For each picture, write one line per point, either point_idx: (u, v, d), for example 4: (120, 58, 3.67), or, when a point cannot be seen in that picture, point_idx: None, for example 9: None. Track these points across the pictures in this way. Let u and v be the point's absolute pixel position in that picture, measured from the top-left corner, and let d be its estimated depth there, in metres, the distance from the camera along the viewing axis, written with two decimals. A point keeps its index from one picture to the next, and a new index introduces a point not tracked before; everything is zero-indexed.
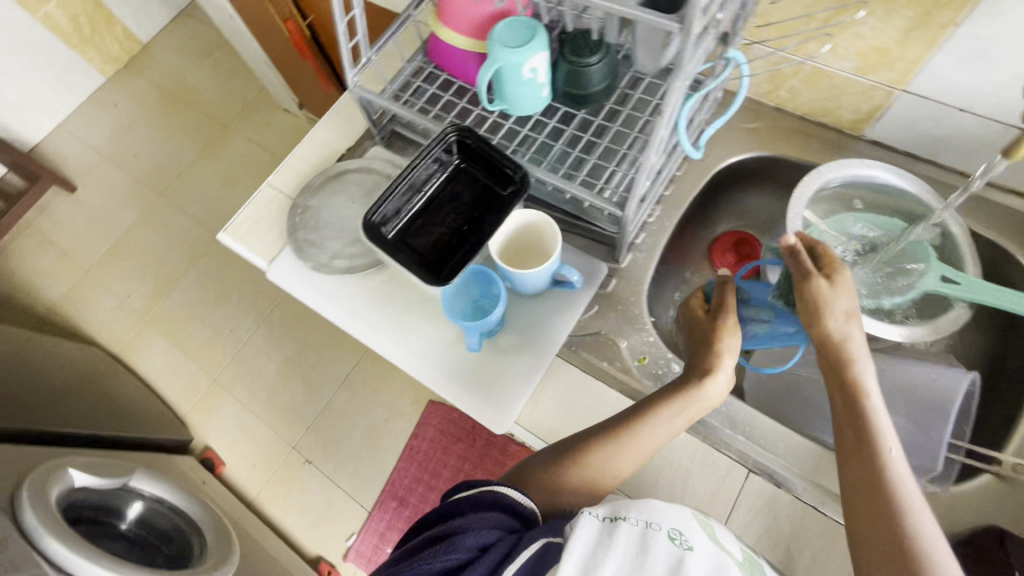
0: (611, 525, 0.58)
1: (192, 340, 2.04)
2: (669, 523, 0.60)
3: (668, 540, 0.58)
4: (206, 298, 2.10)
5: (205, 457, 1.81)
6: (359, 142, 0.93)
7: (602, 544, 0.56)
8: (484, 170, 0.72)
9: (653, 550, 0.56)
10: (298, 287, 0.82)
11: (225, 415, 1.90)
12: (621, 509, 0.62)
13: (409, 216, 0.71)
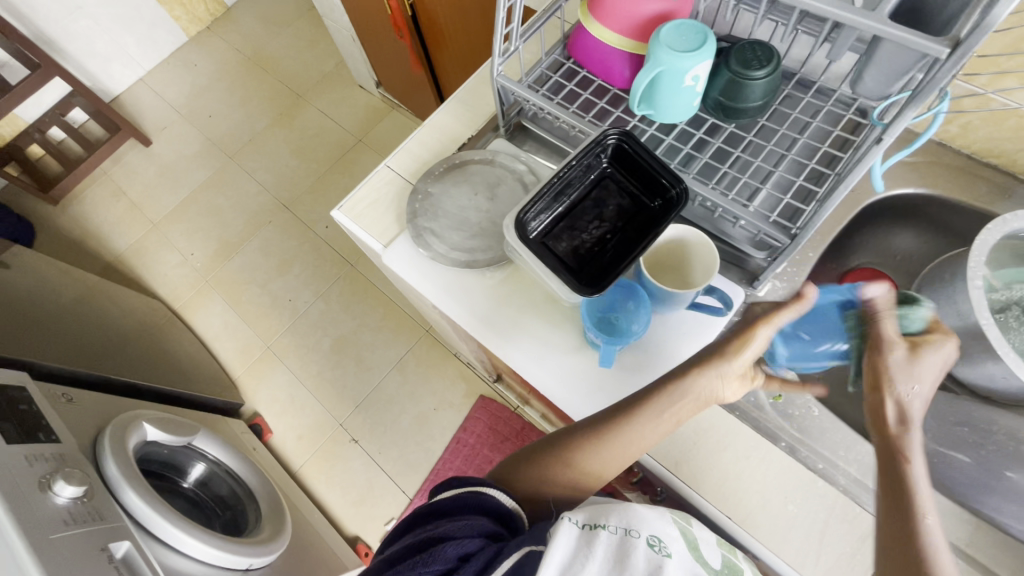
0: (591, 531, 0.53)
1: (250, 305, 2.06)
2: (647, 529, 0.56)
3: (647, 546, 0.53)
4: (267, 265, 2.12)
5: (253, 423, 1.83)
6: (482, 133, 0.90)
7: (582, 553, 0.50)
8: (634, 179, 0.68)
9: (634, 560, 0.51)
10: (413, 273, 0.80)
11: (275, 383, 1.92)
12: (599, 515, 0.56)
13: (552, 217, 0.68)
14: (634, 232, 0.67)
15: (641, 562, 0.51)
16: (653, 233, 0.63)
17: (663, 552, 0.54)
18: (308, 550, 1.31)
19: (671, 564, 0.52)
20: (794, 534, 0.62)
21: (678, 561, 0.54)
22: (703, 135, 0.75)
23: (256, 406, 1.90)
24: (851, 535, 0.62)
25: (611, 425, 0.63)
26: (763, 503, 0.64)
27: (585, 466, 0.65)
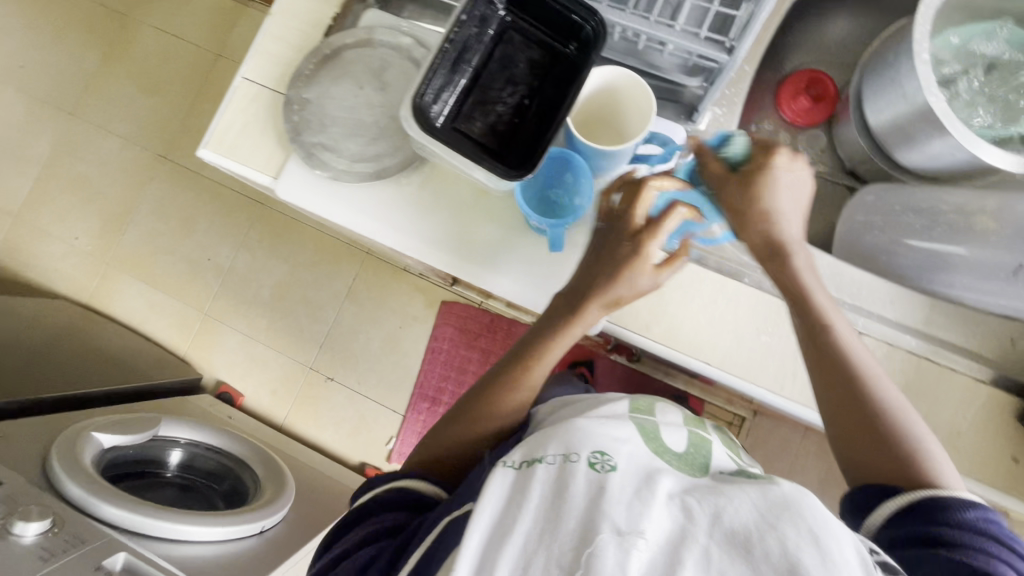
0: (524, 470, 0.49)
1: (167, 275, 1.86)
2: (588, 448, 0.50)
3: (588, 468, 0.47)
4: (168, 228, 1.87)
5: (221, 392, 1.76)
6: (347, 7, 0.73)
7: (513, 497, 0.46)
8: (540, 25, 0.57)
9: (574, 486, 0.45)
10: (316, 200, 0.68)
11: (228, 347, 1.81)
12: (538, 449, 0.52)
13: (457, 94, 0.56)
14: (554, 89, 0.56)
15: (582, 487, 0.45)
16: (578, 83, 0.54)
17: (608, 467, 0.48)
18: (316, 492, 1.33)
19: (618, 478, 0.46)
20: (771, 361, 0.64)
21: (625, 472, 0.48)
22: None
23: (217, 375, 1.81)
24: None
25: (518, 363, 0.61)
26: (736, 341, 0.64)
27: (484, 422, 0.61)
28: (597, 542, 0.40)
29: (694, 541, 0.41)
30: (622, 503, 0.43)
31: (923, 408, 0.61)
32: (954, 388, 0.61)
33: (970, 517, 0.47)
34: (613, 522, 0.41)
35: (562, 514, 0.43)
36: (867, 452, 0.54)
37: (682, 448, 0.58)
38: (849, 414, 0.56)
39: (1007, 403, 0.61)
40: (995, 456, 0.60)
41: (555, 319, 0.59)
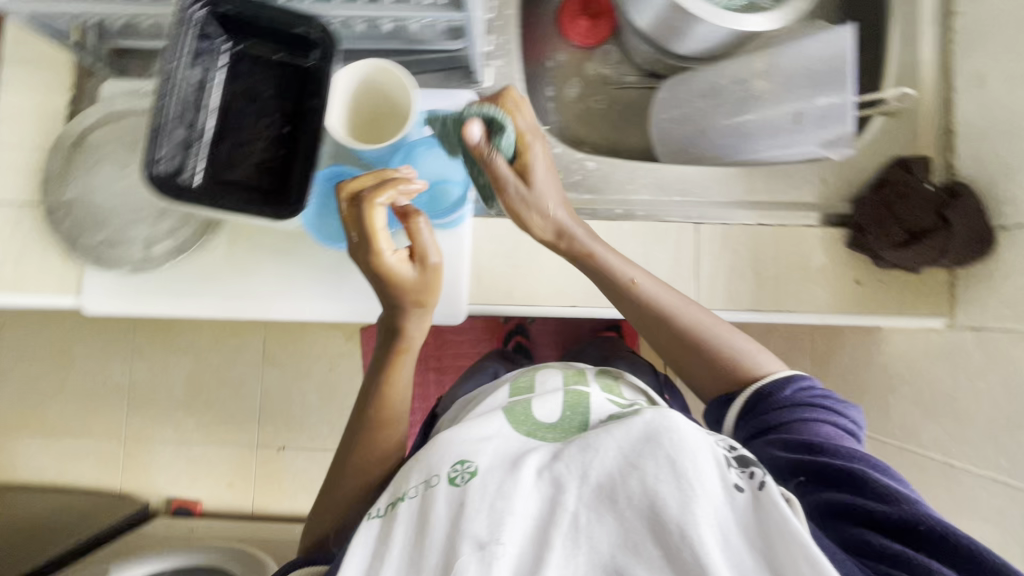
0: (390, 515, 0.48)
1: (61, 421, 1.61)
2: (448, 461, 0.48)
3: (448, 486, 0.46)
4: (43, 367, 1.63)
5: (177, 507, 1.58)
6: (80, 86, 0.67)
7: (381, 549, 0.46)
8: (270, 45, 0.53)
9: (435, 512, 0.45)
10: (127, 299, 0.63)
11: (160, 464, 1.60)
12: (403, 482, 0.50)
13: (207, 147, 0.52)
14: (308, 107, 0.53)
15: (443, 510, 0.45)
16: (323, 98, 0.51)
17: (468, 473, 0.47)
18: None
19: (476, 483, 0.46)
20: None
21: (487, 471, 0.47)
22: None
23: (162, 492, 1.61)
24: (668, 249, 0.65)
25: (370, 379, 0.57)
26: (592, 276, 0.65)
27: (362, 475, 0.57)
28: (457, 566, 0.41)
29: (562, 517, 0.42)
30: (482, 512, 0.43)
31: (771, 270, 0.65)
32: (791, 243, 0.65)
33: (801, 398, 0.53)
34: (474, 536, 0.42)
35: (427, 545, 0.44)
36: (696, 364, 0.58)
37: (556, 416, 0.55)
38: (676, 345, 0.58)
39: (838, 235, 0.64)
40: (844, 285, 0.64)
41: (387, 344, 0.56)
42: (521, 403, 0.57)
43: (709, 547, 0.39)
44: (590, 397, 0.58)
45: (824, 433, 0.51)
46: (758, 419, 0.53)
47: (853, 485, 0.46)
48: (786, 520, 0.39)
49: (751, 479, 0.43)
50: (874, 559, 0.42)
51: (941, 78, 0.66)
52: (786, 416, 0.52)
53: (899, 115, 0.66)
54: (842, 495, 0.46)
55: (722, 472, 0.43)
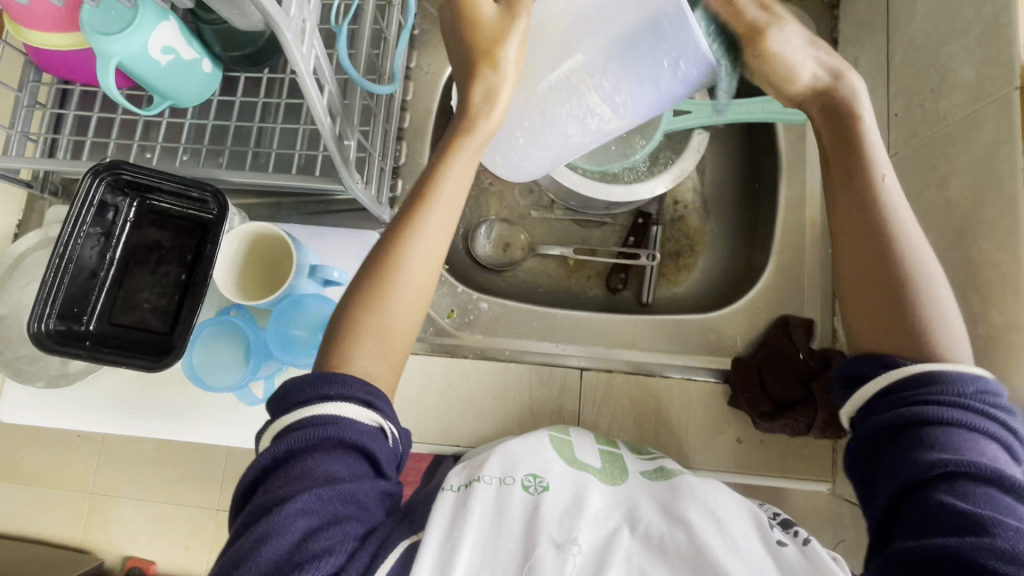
0: (466, 492, 0.51)
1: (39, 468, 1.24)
2: (522, 470, 0.54)
3: (522, 491, 0.52)
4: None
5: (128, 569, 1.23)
6: (30, 209, 0.73)
7: (460, 514, 0.48)
8: (172, 200, 0.59)
9: (511, 508, 0.51)
10: (41, 410, 0.68)
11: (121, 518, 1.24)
12: (474, 469, 0.54)
13: (106, 292, 0.57)
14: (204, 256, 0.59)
15: (520, 510, 0.51)
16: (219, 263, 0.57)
17: (540, 488, 0.53)
18: None
19: (550, 497, 0.52)
20: (510, 422, 0.66)
21: (558, 490, 0.54)
22: (237, 99, 0.66)
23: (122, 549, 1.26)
24: (553, 393, 0.67)
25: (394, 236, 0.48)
26: (479, 414, 0.66)
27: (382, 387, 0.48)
28: (537, 556, 0.46)
29: (618, 549, 0.48)
30: (556, 520, 0.50)
31: (653, 420, 0.65)
32: (676, 395, 0.66)
33: (969, 422, 0.39)
34: (550, 536, 0.48)
35: (504, 532, 0.49)
36: (872, 276, 0.46)
37: (597, 463, 0.59)
38: (877, 278, 0.45)
39: (719, 391, 0.66)
40: (725, 442, 0.64)
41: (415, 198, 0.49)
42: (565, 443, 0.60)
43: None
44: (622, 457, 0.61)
45: (977, 449, 0.38)
46: (885, 413, 0.42)
47: (975, 528, 0.35)
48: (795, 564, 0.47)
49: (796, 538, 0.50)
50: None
51: (823, 243, 0.68)
52: (935, 414, 0.40)
53: (786, 270, 0.69)
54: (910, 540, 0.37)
55: (765, 532, 0.50)
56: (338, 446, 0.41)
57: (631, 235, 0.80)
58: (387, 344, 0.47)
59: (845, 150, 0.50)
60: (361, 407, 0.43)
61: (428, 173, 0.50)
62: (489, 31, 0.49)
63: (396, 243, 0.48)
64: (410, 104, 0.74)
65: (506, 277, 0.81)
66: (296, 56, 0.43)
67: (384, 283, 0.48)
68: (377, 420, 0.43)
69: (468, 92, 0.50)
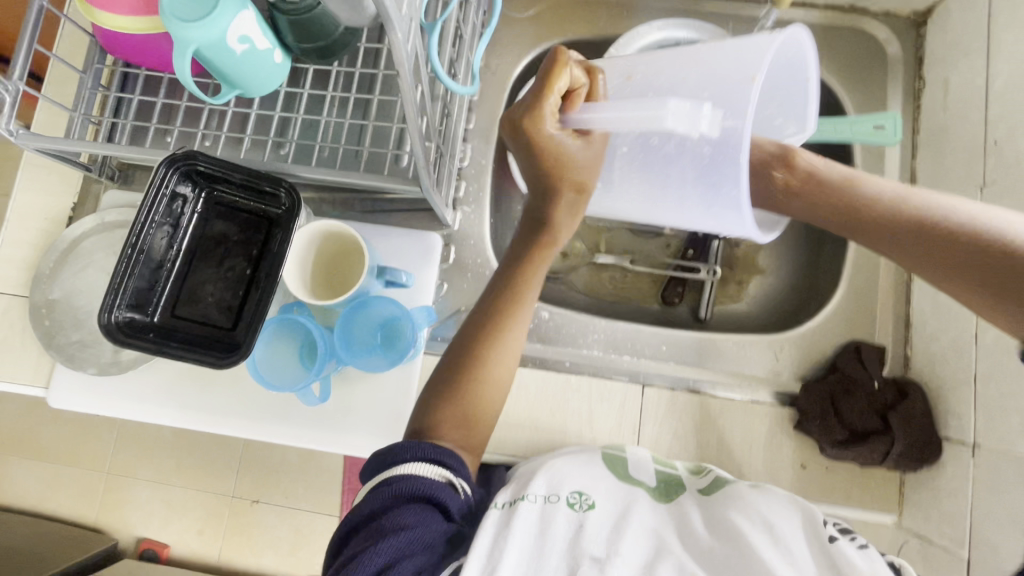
0: (510, 509, 0.50)
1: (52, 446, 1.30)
2: (568, 487, 0.54)
3: (568, 508, 0.52)
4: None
5: (144, 548, 1.24)
6: (84, 192, 0.72)
7: (502, 533, 0.47)
8: (240, 192, 0.58)
9: (555, 527, 0.50)
10: (89, 398, 0.66)
11: (142, 499, 1.25)
12: (520, 487, 0.53)
13: (171, 284, 0.56)
14: (269, 251, 0.58)
15: (564, 529, 0.50)
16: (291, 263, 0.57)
17: (585, 506, 0.53)
18: None
19: (594, 516, 0.52)
20: (567, 435, 0.65)
21: (603, 508, 0.53)
22: (307, 92, 0.64)
23: (138, 530, 1.27)
24: (612, 408, 0.65)
25: (467, 349, 0.54)
26: (535, 425, 0.65)
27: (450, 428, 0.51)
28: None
29: (668, 560, 0.49)
30: (599, 538, 0.50)
31: (713, 442, 0.64)
32: (739, 416, 0.64)
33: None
34: (591, 556, 0.48)
35: (546, 552, 0.48)
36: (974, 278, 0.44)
37: (652, 480, 0.58)
38: (961, 265, 0.44)
39: (784, 416, 0.64)
40: (788, 468, 0.63)
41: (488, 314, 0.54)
42: (617, 459, 0.59)
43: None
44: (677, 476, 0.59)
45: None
46: None
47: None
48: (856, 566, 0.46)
49: (852, 540, 0.49)
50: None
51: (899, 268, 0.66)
52: None
53: (857, 295, 0.67)
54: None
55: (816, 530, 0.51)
56: (410, 501, 0.45)
57: (690, 248, 0.78)
58: (471, 430, 0.53)
59: (849, 210, 0.51)
60: (432, 466, 0.47)
61: (514, 281, 0.55)
62: (577, 164, 0.47)
63: (478, 356, 0.54)
64: (476, 104, 0.72)
65: (559, 284, 0.80)
66: (401, 56, 0.41)
67: (476, 384, 0.53)
68: (444, 473, 0.47)
69: (552, 208, 0.51)
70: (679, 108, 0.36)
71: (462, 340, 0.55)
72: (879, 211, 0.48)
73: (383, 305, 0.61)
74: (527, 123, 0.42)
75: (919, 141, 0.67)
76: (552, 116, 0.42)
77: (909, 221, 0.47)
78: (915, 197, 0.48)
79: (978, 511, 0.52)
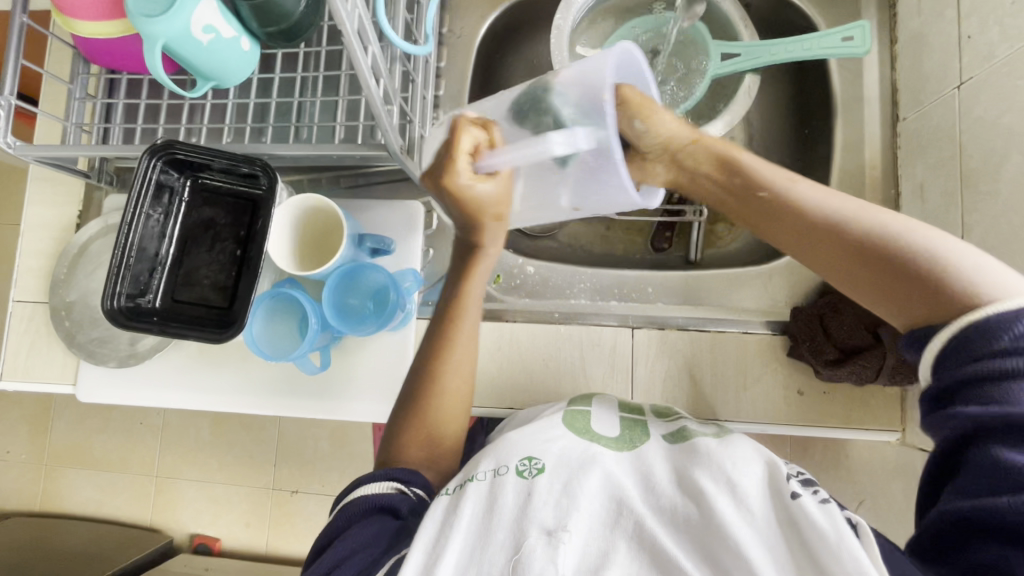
0: (460, 493, 0.50)
1: (104, 455, 1.35)
2: (516, 455, 0.52)
3: (516, 477, 0.50)
4: (31, 409, 1.39)
5: (196, 544, 1.30)
6: (87, 199, 0.76)
7: (449, 521, 0.47)
8: (223, 177, 0.60)
9: (503, 498, 0.49)
10: (113, 390, 0.71)
11: (188, 496, 1.31)
12: (472, 466, 0.53)
13: (168, 270, 0.59)
14: (255, 231, 0.60)
15: (512, 498, 0.49)
16: (276, 240, 0.59)
17: (536, 469, 0.51)
18: None
19: (545, 479, 0.50)
20: (562, 383, 0.66)
21: (554, 471, 0.51)
22: (278, 76, 0.66)
23: (188, 528, 1.33)
24: (603, 353, 0.66)
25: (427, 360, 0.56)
26: (530, 377, 0.67)
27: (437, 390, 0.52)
28: (526, 549, 0.45)
29: (624, 525, 0.48)
30: (549, 505, 0.48)
31: (707, 378, 0.64)
32: (730, 348, 0.65)
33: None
34: (541, 524, 0.47)
35: (495, 525, 0.47)
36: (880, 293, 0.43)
37: (616, 432, 0.57)
38: (867, 277, 0.44)
39: (776, 344, 0.64)
40: (785, 395, 0.63)
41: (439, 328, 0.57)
42: (579, 413, 0.59)
43: (757, 555, 0.44)
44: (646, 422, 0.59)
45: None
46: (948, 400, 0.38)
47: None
48: (816, 523, 0.44)
49: (814, 494, 0.47)
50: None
51: (886, 184, 0.64)
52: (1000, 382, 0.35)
53: None
54: (960, 502, 0.37)
55: (780, 486, 0.48)
56: (364, 517, 0.49)
57: (676, 192, 0.77)
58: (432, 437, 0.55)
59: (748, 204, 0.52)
60: (384, 480, 0.51)
61: (454, 301, 0.57)
62: (494, 202, 0.51)
63: (440, 370, 0.56)
64: (445, 70, 0.73)
65: (549, 242, 0.80)
66: (344, 16, 0.43)
67: (433, 398, 0.56)
68: (398, 486, 0.51)
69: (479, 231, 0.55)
70: (563, 138, 0.43)
71: (422, 355, 0.57)
72: (778, 202, 0.50)
73: (373, 271, 0.62)
74: (441, 176, 0.48)
75: (895, 51, 0.65)
76: (462, 169, 0.48)
77: (861, 241, 0.44)
78: (805, 197, 0.49)
79: None
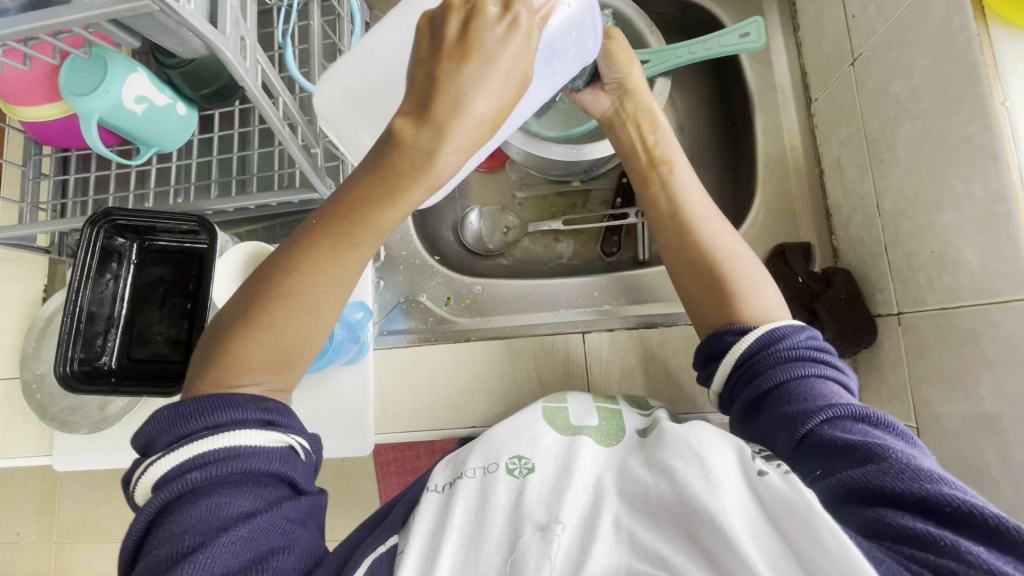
0: (448, 492, 0.49)
1: (112, 526, 1.34)
2: (505, 454, 0.51)
3: (506, 475, 0.49)
4: (35, 487, 1.38)
5: None
6: (52, 273, 0.78)
7: (441, 521, 0.46)
8: (168, 237, 0.63)
9: (494, 497, 0.47)
10: (88, 455, 0.72)
11: None
12: (461, 464, 0.52)
13: (122, 330, 0.62)
14: (202, 285, 0.62)
15: (503, 496, 0.47)
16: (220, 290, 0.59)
17: (526, 468, 0.50)
18: None
19: (536, 477, 0.48)
20: (522, 397, 0.67)
21: (544, 468, 0.50)
22: (216, 134, 0.70)
23: None
24: (558, 360, 0.67)
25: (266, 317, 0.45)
26: (489, 393, 0.67)
27: None
28: (522, 544, 0.42)
29: (605, 515, 0.43)
30: (541, 502, 0.46)
31: (662, 370, 0.65)
32: (679, 341, 0.66)
33: (786, 345, 0.47)
34: (533, 520, 0.44)
35: (489, 522, 0.45)
36: (687, 271, 0.55)
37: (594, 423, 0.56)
38: (688, 250, 0.55)
39: None
40: None
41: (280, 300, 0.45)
42: (559, 410, 0.58)
43: (735, 524, 0.37)
44: (621, 414, 0.58)
45: (836, 393, 0.44)
46: (757, 384, 0.46)
47: (870, 455, 0.38)
48: (779, 494, 0.37)
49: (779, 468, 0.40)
50: (892, 540, 0.35)
51: (809, 164, 0.67)
52: (792, 373, 0.45)
53: (773, 198, 0.68)
54: (823, 487, 0.39)
55: (745, 464, 0.41)
56: (242, 479, 0.40)
57: (618, 197, 0.79)
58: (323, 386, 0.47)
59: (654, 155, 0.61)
60: (263, 429, 0.42)
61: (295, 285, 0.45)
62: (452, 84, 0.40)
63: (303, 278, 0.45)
64: None
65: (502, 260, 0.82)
66: (241, 71, 0.45)
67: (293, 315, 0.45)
68: (286, 440, 0.43)
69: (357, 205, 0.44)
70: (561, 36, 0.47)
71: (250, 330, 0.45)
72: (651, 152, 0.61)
73: None
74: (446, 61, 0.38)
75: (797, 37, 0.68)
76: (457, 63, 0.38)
77: (692, 223, 0.56)
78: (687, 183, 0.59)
79: (914, 377, 0.53)
